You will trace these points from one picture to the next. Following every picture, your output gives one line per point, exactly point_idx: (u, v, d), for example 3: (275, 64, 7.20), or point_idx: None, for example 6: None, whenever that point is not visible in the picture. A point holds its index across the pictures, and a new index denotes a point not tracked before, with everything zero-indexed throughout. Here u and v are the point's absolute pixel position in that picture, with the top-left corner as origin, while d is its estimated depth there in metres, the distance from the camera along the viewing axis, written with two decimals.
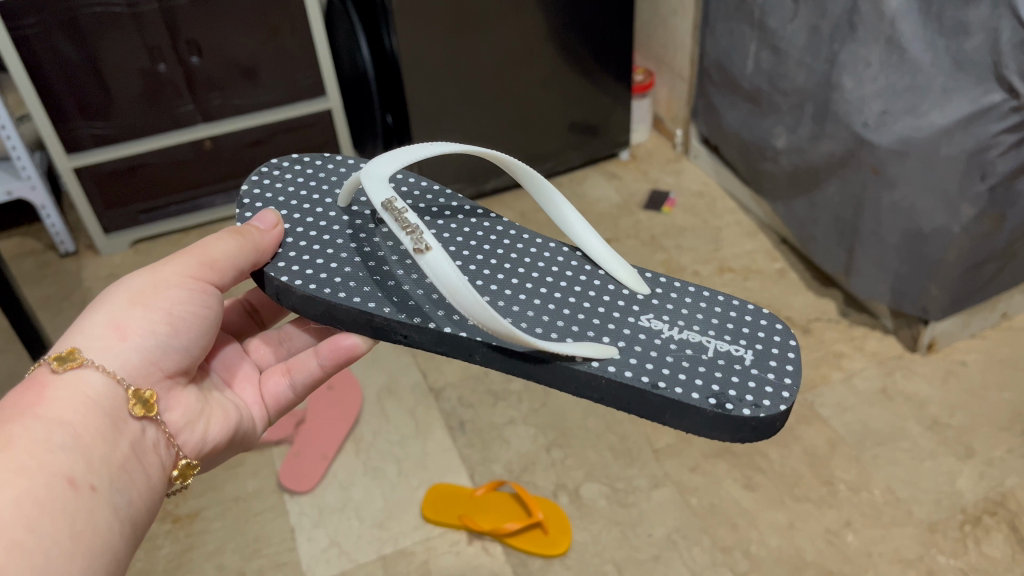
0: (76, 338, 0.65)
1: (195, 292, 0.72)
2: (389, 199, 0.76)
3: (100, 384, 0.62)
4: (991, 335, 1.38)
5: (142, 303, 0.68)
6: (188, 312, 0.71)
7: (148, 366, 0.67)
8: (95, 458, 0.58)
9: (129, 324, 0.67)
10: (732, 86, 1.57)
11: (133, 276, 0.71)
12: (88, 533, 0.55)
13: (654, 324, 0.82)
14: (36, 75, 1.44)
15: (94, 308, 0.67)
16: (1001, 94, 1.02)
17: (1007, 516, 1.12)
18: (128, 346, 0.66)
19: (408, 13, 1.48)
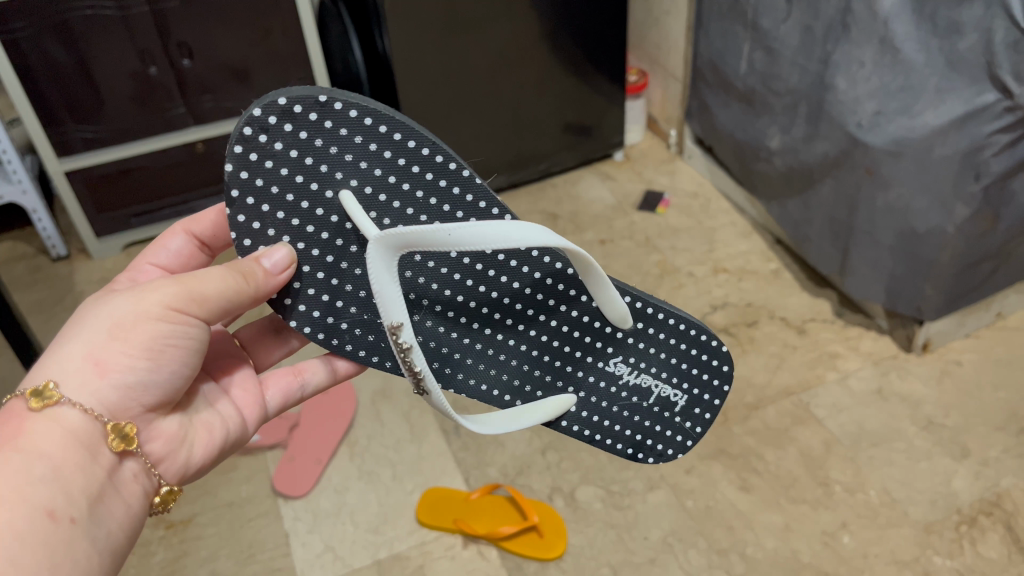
0: (56, 366, 0.61)
1: (182, 327, 0.64)
2: (397, 319, 0.70)
3: (78, 422, 0.60)
4: (986, 334, 1.38)
5: (123, 339, 0.62)
6: (172, 348, 0.64)
7: (130, 402, 0.63)
8: (75, 489, 0.58)
9: (109, 360, 0.61)
10: (726, 86, 1.57)
11: (120, 296, 0.64)
12: (65, 568, 0.54)
13: (617, 369, 0.84)
14: (26, 78, 1.43)
15: (77, 333, 0.62)
16: (994, 94, 1.02)
17: (1003, 516, 1.12)
18: (107, 383, 0.61)
19: (400, 15, 1.47)
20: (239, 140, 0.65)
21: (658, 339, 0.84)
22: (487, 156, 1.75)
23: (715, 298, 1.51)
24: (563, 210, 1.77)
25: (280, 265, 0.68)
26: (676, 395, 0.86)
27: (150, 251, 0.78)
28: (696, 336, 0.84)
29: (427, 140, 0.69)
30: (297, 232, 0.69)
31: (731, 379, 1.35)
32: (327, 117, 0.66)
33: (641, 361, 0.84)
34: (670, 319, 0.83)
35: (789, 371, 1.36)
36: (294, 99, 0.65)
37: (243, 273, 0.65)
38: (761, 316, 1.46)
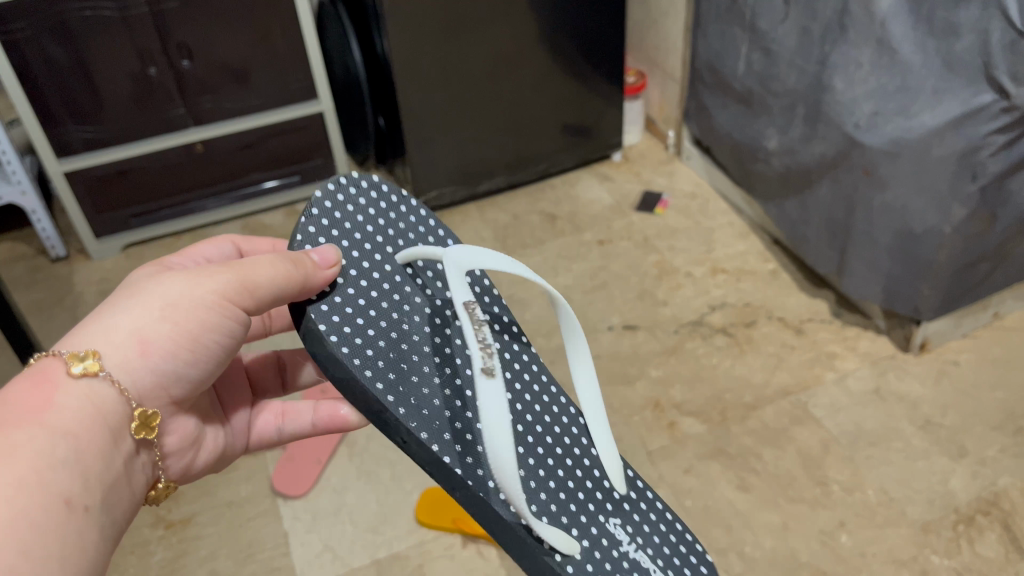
0: (97, 334, 0.61)
1: (225, 323, 0.66)
2: (468, 302, 0.67)
3: (107, 399, 0.59)
4: (983, 334, 1.39)
5: (171, 322, 0.63)
6: (211, 345, 0.66)
7: (156, 389, 0.64)
8: (90, 476, 0.56)
9: (152, 342, 0.62)
10: (724, 87, 1.58)
11: (176, 275, 0.65)
12: (77, 555, 0.53)
13: (617, 532, 0.79)
14: (26, 80, 1.43)
15: (129, 305, 0.63)
16: (991, 95, 1.02)
17: (1000, 515, 1.13)
18: (143, 365, 0.62)
19: (398, 16, 1.47)
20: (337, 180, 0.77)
21: (658, 529, 0.83)
22: (486, 157, 1.75)
23: (714, 299, 1.51)
24: (561, 211, 1.77)
25: (326, 260, 0.68)
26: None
27: (203, 247, 0.78)
28: (681, 531, 0.84)
29: (461, 241, 0.86)
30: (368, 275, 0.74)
31: (729, 378, 1.35)
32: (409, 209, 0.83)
33: (637, 534, 0.80)
34: (663, 506, 0.86)
35: (787, 371, 1.36)
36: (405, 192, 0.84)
37: (296, 263, 0.66)
38: (759, 317, 1.46)
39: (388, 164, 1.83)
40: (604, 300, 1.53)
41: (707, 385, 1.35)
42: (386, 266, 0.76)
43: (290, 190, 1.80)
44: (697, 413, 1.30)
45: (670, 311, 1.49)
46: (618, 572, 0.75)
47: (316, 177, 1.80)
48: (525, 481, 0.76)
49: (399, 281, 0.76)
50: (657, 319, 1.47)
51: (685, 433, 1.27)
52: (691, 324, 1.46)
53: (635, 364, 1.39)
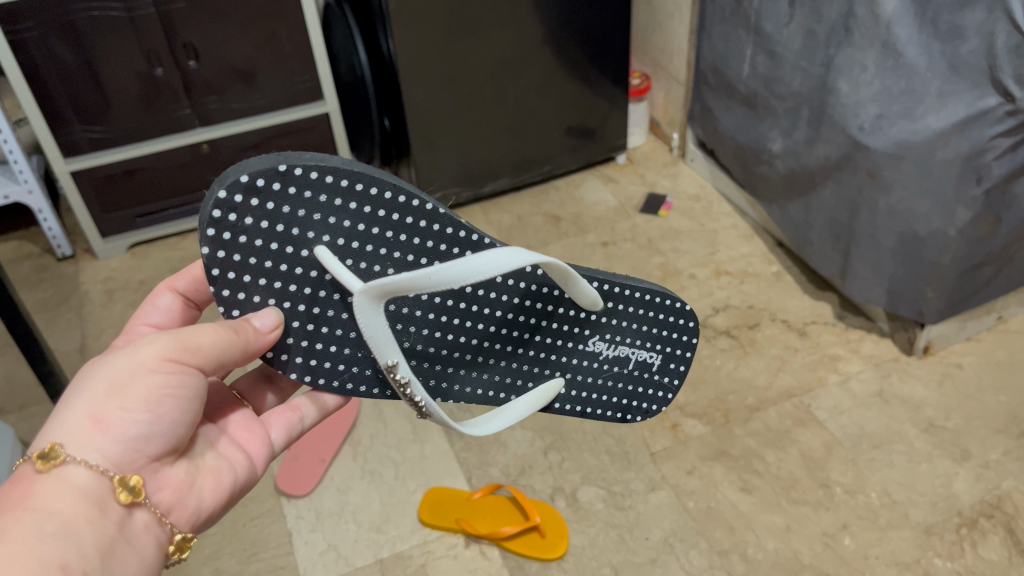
0: (56, 428, 0.58)
1: (182, 377, 0.63)
2: (393, 361, 0.68)
3: (82, 479, 0.57)
4: (987, 338, 1.39)
5: (120, 394, 0.60)
6: (169, 400, 0.62)
7: (134, 456, 0.60)
8: (86, 544, 0.55)
9: (110, 416, 0.59)
10: (728, 90, 1.58)
11: (113, 356, 0.62)
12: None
13: (596, 348, 0.82)
14: (34, 79, 1.44)
15: (75, 396, 0.60)
16: (997, 98, 1.02)
17: (1003, 518, 1.13)
18: (110, 440, 0.59)
19: (404, 18, 1.48)
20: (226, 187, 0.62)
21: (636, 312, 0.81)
22: (489, 158, 1.75)
23: (717, 301, 1.51)
24: (565, 212, 1.78)
25: (269, 321, 0.67)
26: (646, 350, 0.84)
27: (141, 311, 0.78)
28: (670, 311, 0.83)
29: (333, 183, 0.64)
30: (280, 294, 0.68)
31: (733, 380, 1.35)
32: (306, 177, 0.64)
33: (617, 334, 0.82)
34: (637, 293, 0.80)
35: (790, 373, 1.36)
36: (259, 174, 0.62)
37: (235, 327, 0.64)
38: (763, 319, 1.46)
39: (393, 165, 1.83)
40: None
41: (710, 387, 1.35)
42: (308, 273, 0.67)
43: None
44: (699, 414, 1.31)
45: None
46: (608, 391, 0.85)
47: None
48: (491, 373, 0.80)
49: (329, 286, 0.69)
50: None
51: (688, 434, 1.27)
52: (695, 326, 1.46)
53: None
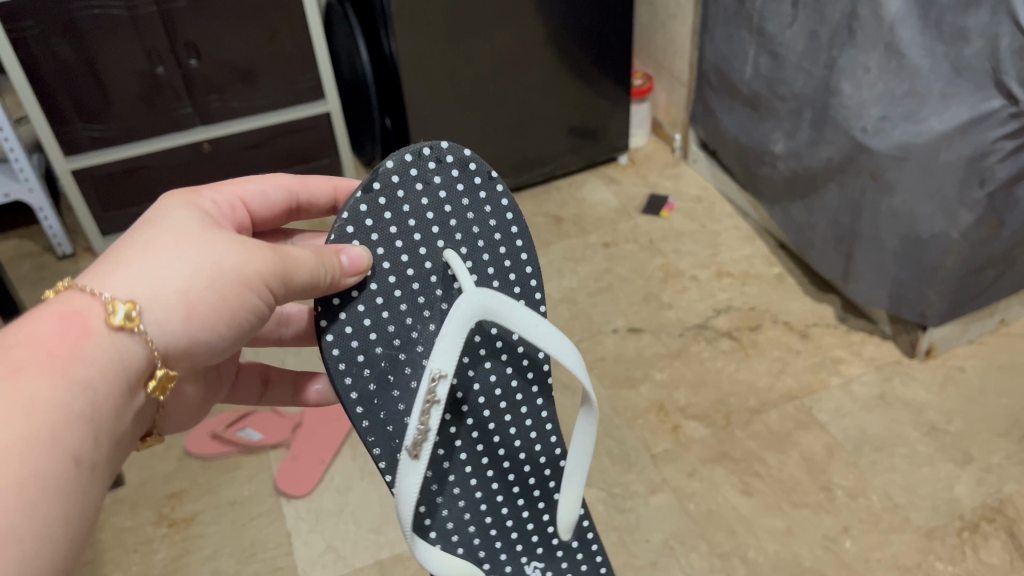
0: (140, 283, 0.54)
1: (267, 297, 0.61)
2: (438, 373, 0.67)
3: (136, 358, 0.53)
4: (990, 341, 1.38)
5: (217, 289, 0.57)
6: (242, 319, 0.60)
7: (183, 352, 0.57)
8: (104, 438, 0.51)
9: (196, 308, 0.56)
10: (731, 91, 1.57)
11: (221, 238, 0.59)
12: (86, 525, 0.48)
13: (534, 574, 0.84)
14: (34, 77, 1.44)
15: (168, 255, 0.56)
16: (1000, 100, 1.02)
17: (1005, 522, 1.12)
18: (180, 329, 0.56)
19: (406, 17, 1.48)
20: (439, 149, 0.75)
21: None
22: (491, 158, 1.75)
23: (719, 302, 1.51)
24: (567, 212, 1.77)
25: (355, 264, 0.68)
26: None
27: (252, 186, 0.69)
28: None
29: (520, 225, 0.79)
30: (386, 240, 0.73)
31: (734, 383, 1.35)
32: (488, 195, 0.78)
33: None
34: (601, 564, 0.86)
35: (792, 375, 1.36)
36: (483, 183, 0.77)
37: (326, 266, 0.65)
38: (764, 321, 1.46)
39: None
40: (609, 302, 1.53)
41: (711, 389, 1.34)
42: (426, 263, 0.75)
43: None
44: (700, 416, 1.30)
45: (675, 314, 1.49)
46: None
47: None
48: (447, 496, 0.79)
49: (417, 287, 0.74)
50: (661, 322, 1.47)
51: (689, 437, 1.27)
52: (696, 327, 1.46)
53: (639, 367, 1.39)
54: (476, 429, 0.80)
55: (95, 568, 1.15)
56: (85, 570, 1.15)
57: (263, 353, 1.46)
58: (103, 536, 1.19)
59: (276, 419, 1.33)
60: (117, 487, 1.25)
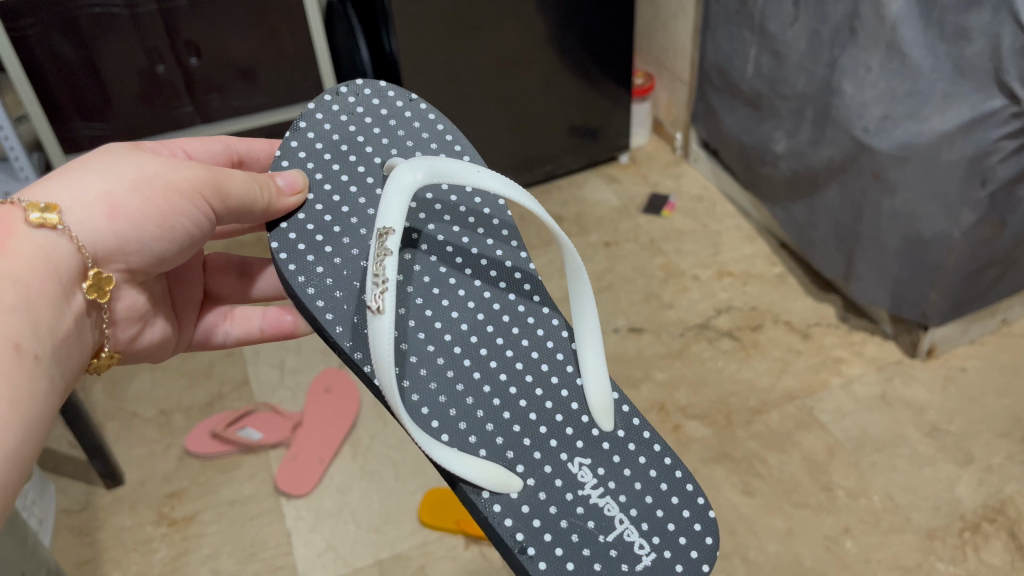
0: (68, 193, 0.67)
1: (192, 205, 0.72)
2: (388, 228, 0.70)
3: (65, 251, 0.66)
4: (991, 341, 1.38)
5: (142, 192, 0.70)
6: (176, 222, 0.71)
7: (116, 252, 0.69)
8: (42, 325, 0.62)
9: (122, 207, 0.69)
10: (733, 90, 1.57)
11: (149, 160, 0.72)
12: (29, 401, 0.59)
13: (582, 475, 0.75)
14: (35, 76, 1.43)
15: (99, 172, 0.69)
16: (1002, 99, 1.01)
17: (1006, 522, 1.12)
18: (110, 226, 0.68)
19: (408, 16, 1.47)
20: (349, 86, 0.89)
21: (654, 484, 0.76)
22: (491, 157, 1.75)
23: (720, 302, 1.51)
24: (568, 212, 1.77)
25: (292, 184, 0.79)
26: (642, 551, 0.72)
27: (190, 141, 0.86)
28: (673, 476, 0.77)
29: (453, 131, 0.89)
30: (327, 170, 0.84)
31: (735, 383, 1.35)
32: (414, 113, 0.90)
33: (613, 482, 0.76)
34: (657, 447, 0.78)
35: (793, 376, 1.35)
36: (408, 109, 0.90)
37: (262, 184, 0.76)
38: (766, 321, 1.46)
39: None
40: (609, 301, 1.52)
41: (712, 389, 1.34)
42: (367, 178, 0.84)
43: None
44: (701, 416, 1.30)
45: (676, 313, 1.49)
46: (563, 513, 0.73)
47: None
48: (459, 398, 0.77)
49: (363, 203, 0.83)
50: (663, 322, 1.47)
51: (690, 437, 1.27)
52: (697, 327, 1.46)
53: (640, 367, 1.39)
54: (468, 325, 0.81)
55: (95, 566, 1.15)
56: (85, 568, 1.15)
57: (263, 353, 1.46)
58: (103, 534, 1.19)
59: (276, 418, 1.32)
60: (116, 486, 1.25)
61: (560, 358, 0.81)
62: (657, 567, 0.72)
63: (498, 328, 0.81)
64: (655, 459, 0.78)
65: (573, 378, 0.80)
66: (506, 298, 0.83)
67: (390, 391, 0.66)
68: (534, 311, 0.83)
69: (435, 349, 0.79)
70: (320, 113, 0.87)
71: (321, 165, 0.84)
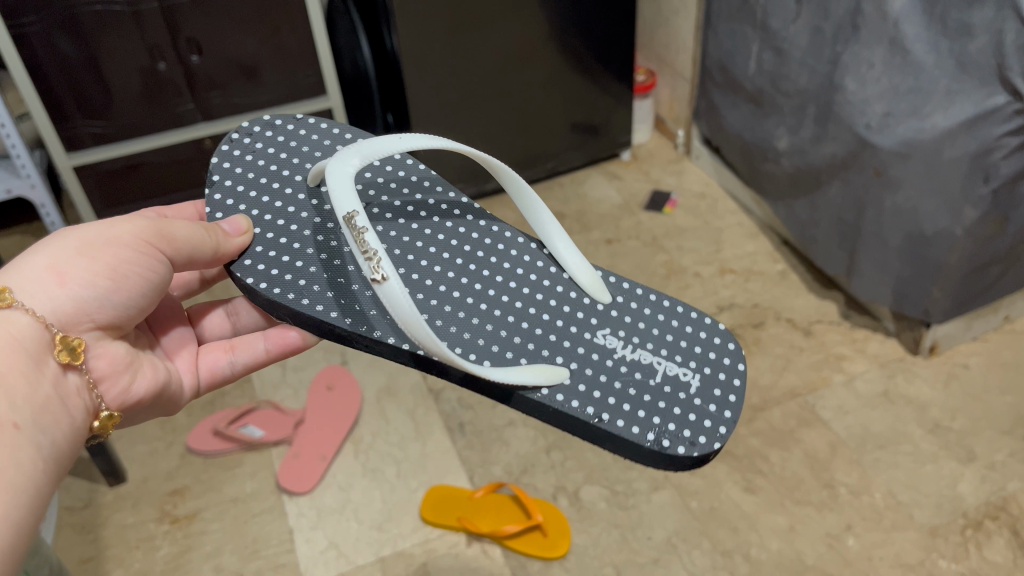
0: (14, 276, 0.67)
1: (139, 254, 0.72)
2: (352, 210, 0.71)
3: (26, 324, 0.65)
4: (993, 338, 1.38)
5: (89, 252, 0.70)
6: (132, 274, 0.72)
7: (79, 316, 0.68)
8: (17, 397, 0.61)
9: (71, 272, 0.68)
10: (734, 87, 1.57)
11: (90, 225, 0.73)
12: (11, 471, 0.58)
13: (608, 342, 0.83)
14: (36, 73, 1.43)
15: (44, 247, 0.69)
16: (1004, 96, 1.01)
17: (1008, 520, 1.12)
18: (64, 293, 0.68)
19: (408, 12, 1.47)
20: (230, 142, 0.92)
21: (668, 325, 0.86)
22: (492, 153, 1.74)
23: (722, 299, 1.50)
24: (570, 209, 1.77)
25: (237, 227, 0.81)
26: (687, 377, 0.82)
27: None
28: (679, 310, 0.88)
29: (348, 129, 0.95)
30: (261, 204, 0.87)
31: None
32: (310, 130, 0.95)
33: (633, 337, 0.84)
34: (652, 296, 0.89)
35: (795, 373, 1.35)
36: (306, 128, 0.96)
37: (208, 228, 0.77)
38: (768, 318, 1.45)
39: None
40: None
41: None
42: (296, 194, 0.89)
43: None
44: None
45: None
46: (614, 377, 0.80)
47: None
48: (478, 327, 0.82)
49: (305, 216, 0.87)
50: None
51: None
52: None
53: None
54: (453, 270, 0.86)
55: (97, 564, 1.15)
56: (87, 566, 1.15)
57: None
58: (105, 532, 1.19)
59: (278, 416, 1.32)
60: (118, 483, 1.25)
61: (543, 263, 0.89)
62: (707, 381, 0.82)
63: (480, 261, 0.87)
64: (658, 306, 0.88)
65: (560, 275, 0.89)
66: (472, 235, 0.89)
67: (431, 344, 0.66)
68: (501, 235, 0.90)
69: (439, 299, 0.83)
70: (226, 161, 0.91)
71: (253, 207, 0.87)
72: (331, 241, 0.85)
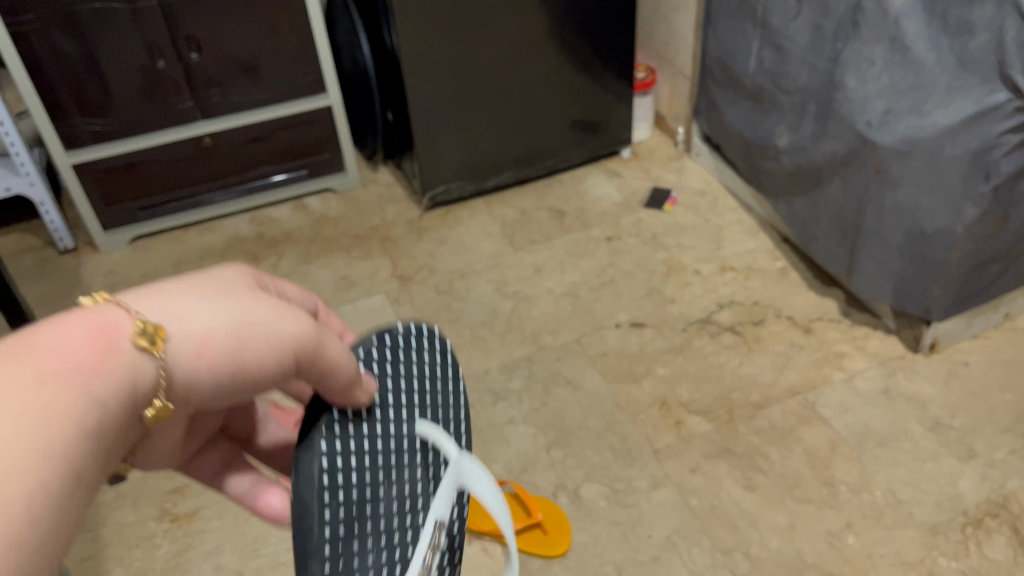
0: (159, 298, 0.43)
1: (290, 367, 0.47)
2: (439, 516, 0.54)
3: (143, 375, 0.41)
4: (994, 336, 1.38)
5: (256, 332, 0.45)
6: (260, 380, 0.46)
7: (158, 392, 0.42)
8: (101, 460, 0.39)
9: (220, 343, 0.44)
10: (734, 84, 1.56)
11: (242, 269, 0.49)
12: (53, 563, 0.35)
13: None
14: (34, 71, 1.43)
15: (224, 293, 0.45)
16: (1005, 93, 1.01)
17: (1009, 518, 1.12)
18: (194, 363, 0.43)
19: (408, 10, 1.47)
20: (402, 328, 0.59)
21: None
22: (492, 151, 1.74)
23: (722, 297, 1.50)
24: (569, 207, 1.76)
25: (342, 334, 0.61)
26: None
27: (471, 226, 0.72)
28: None
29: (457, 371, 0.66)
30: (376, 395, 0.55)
31: (737, 378, 1.35)
32: (431, 356, 0.62)
33: None
34: None
35: (795, 370, 1.35)
36: (434, 367, 0.62)
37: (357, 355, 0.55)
38: (768, 315, 1.45)
39: (398, 159, 1.84)
40: (611, 296, 1.52)
41: (714, 384, 1.34)
42: (401, 441, 0.56)
43: (295, 185, 1.80)
44: (704, 411, 1.30)
45: (678, 309, 1.48)
46: None
47: (324, 172, 1.80)
48: None
49: (402, 466, 0.56)
50: (665, 317, 1.47)
51: (692, 432, 1.27)
52: (699, 322, 1.45)
53: (642, 363, 1.39)
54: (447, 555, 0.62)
55: (97, 563, 1.15)
56: (87, 565, 1.15)
57: None
58: (105, 530, 1.19)
59: None
60: (118, 482, 1.25)
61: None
62: None
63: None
64: None
65: None
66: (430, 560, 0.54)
67: None
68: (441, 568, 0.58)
69: None
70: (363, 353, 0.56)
71: (382, 387, 0.56)
72: (422, 485, 0.57)
